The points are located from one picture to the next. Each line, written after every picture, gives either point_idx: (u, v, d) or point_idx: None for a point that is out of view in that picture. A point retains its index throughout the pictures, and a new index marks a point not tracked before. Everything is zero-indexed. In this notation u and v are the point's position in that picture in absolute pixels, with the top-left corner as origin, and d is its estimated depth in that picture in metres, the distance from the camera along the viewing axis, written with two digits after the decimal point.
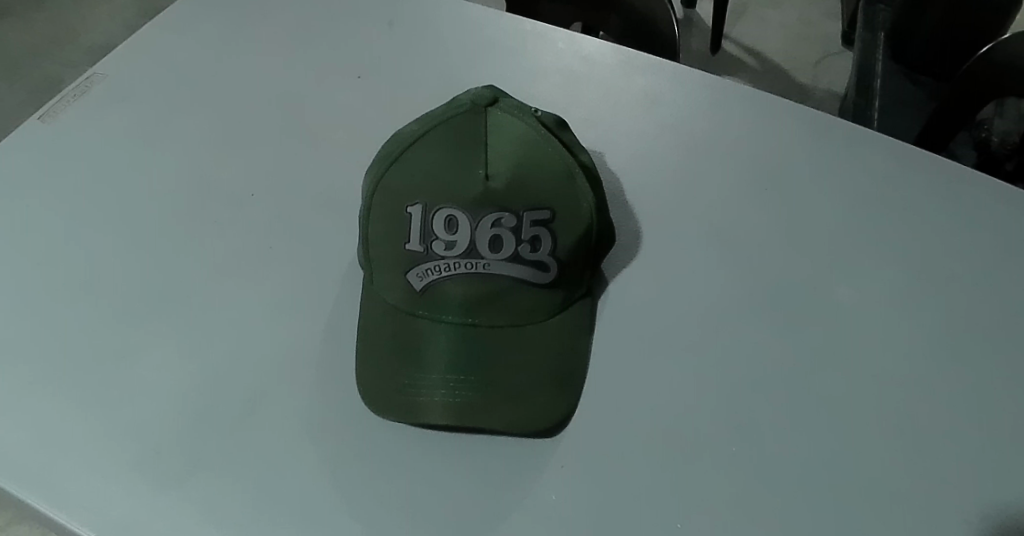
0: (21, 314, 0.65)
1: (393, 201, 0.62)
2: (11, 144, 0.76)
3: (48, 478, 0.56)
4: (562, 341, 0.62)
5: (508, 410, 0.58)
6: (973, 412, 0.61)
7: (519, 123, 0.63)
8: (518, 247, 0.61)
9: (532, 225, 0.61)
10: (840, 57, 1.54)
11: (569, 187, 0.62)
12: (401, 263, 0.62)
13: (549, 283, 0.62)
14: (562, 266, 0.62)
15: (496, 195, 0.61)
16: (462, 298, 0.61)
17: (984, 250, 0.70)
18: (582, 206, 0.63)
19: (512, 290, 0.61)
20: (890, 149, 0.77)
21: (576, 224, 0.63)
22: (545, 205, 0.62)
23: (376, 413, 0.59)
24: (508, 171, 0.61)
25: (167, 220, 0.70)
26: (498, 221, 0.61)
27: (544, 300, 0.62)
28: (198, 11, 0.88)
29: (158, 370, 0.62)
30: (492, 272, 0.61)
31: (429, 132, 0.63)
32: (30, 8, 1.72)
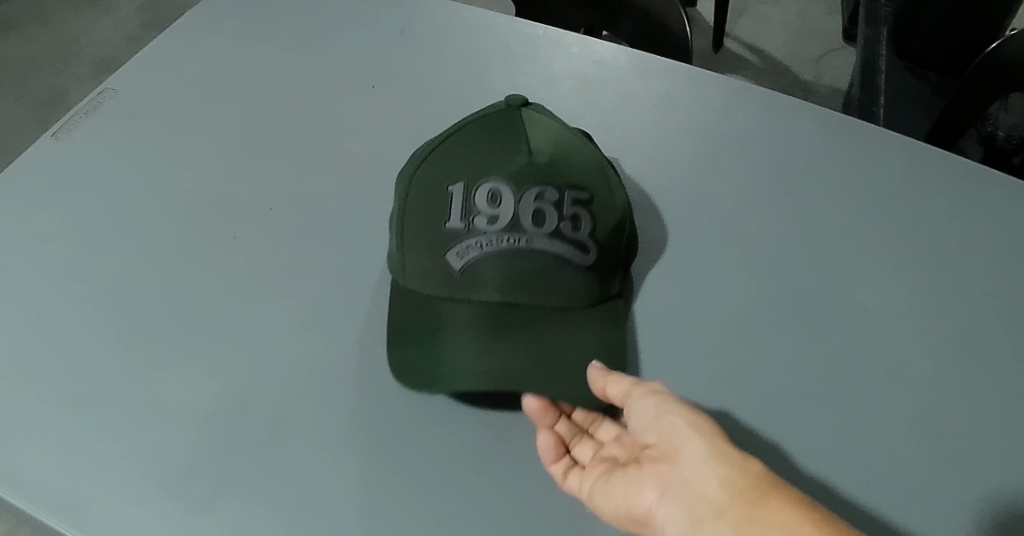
0: (42, 333, 0.64)
1: (431, 183, 0.64)
2: (26, 163, 0.76)
3: (79, 503, 0.56)
4: (602, 329, 0.62)
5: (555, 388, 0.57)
6: (1007, 412, 0.61)
7: (554, 122, 0.67)
8: (560, 224, 0.61)
9: (572, 204, 0.63)
10: (841, 53, 1.54)
11: (603, 176, 0.66)
12: (440, 240, 0.62)
13: (590, 266, 0.62)
14: (601, 251, 0.63)
15: (537, 173, 0.63)
16: (503, 273, 0.60)
17: (1005, 247, 0.70)
18: (615, 198, 0.66)
19: (554, 267, 0.61)
20: (907, 149, 0.77)
21: (612, 213, 0.65)
22: (583, 188, 0.64)
23: (415, 386, 0.58)
24: (548, 154, 0.65)
25: (186, 237, 0.70)
26: (540, 195, 0.62)
27: (586, 282, 0.62)
28: (206, 24, 0.87)
29: (183, 389, 0.61)
30: (535, 248, 0.60)
31: (468, 128, 0.67)
32: (31, 20, 1.72)
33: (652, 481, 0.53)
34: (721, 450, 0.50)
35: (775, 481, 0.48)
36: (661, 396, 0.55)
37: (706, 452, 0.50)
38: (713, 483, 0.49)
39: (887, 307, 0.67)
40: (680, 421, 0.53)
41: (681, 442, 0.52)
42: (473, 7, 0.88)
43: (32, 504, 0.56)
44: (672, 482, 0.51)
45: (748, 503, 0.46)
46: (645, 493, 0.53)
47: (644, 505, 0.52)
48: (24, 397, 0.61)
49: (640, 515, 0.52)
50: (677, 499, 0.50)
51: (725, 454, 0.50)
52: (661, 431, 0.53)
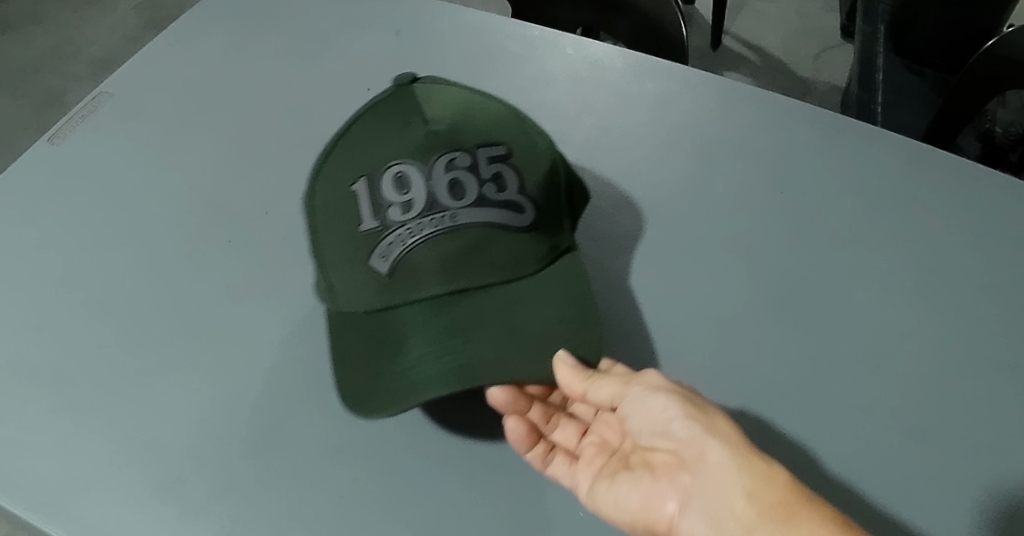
0: (39, 340, 0.65)
1: (338, 190, 0.61)
2: (22, 168, 0.76)
3: (74, 508, 0.56)
4: (551, 291, 0.59)
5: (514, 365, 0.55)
6: (1002, 414, 0.61)
7: (454, 88, 0.64)
8: (481, 188, 0.58)
9: (488, 162, 0.59)
10: (840, 49, 1.54)
11: (518, 127, 0.63)
12: (360, 247, 0.58)
13: (526, 223, 0.59)
14: (535, 204, 0.60)
15: (445, 138, 0.60)
16: (440, 258, 0.57)
17: (1000, 246, 0.70)
18: (537, 144, 0.63)
19: (488, 235, 0.58)
20: (902, 149, 0.77)
21: (537, 162, 0.62)
22: (497, 142, 0.61)
23: (378, 414, 0.56)
24: (448, 116, 0.61)
25: (182, 241, 0.70)
26: (451, 162, 0.59)
27: (525, 244, 0.59)
28: (202, 26, 0.87)
29: (178, 394, 0.61)
30: (462, 222, 0.57)
31: (360, 115, 0.63)
32: (29, 22, 1.72)
33: (672, 491, 0.53)
34: (747, 461, 0.50)
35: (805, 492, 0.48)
36: (673, 397, 0.54)
37: (733, 460, 0.50)
38: (741, 496, 0.49)
39: (882, 308, 0.67)
40: (700, 427, 0.52)
41: (703, 450, 0.52)
42: (468, 9, 0.88)
43: (28, 510, 0.56)
44: (694, 493, 0.52)
45: (782, 518, 0.47)
46: (666, 505, 0.53)
47: (666, 516, 0.53)
48: (20, 403, 0.61)
49: (656, 524, 0.53)
50: (701, 512, 0.51)
51: (754, 464, 0.50)
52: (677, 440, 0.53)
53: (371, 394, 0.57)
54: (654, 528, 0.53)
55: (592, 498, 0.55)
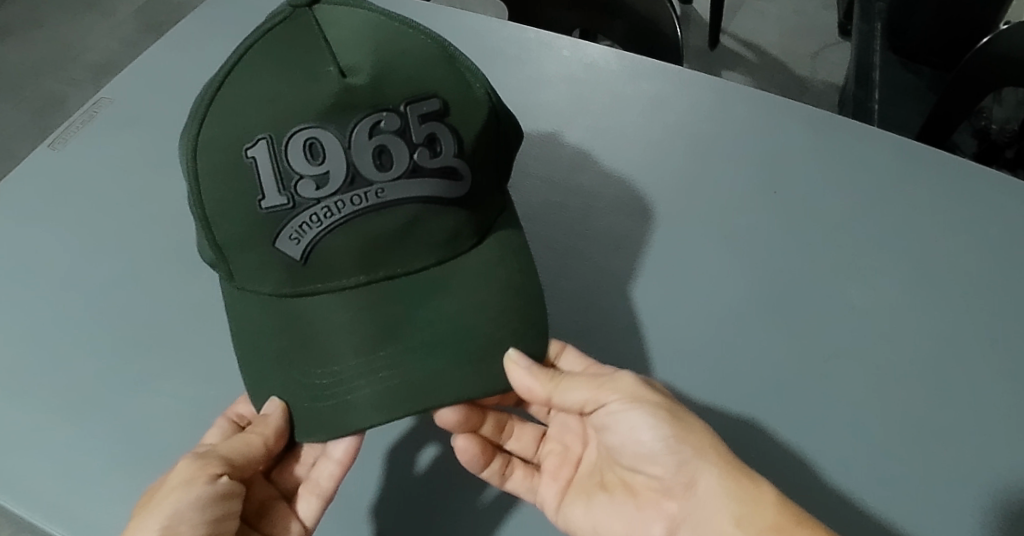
0: (42, 342, 0.66)
1: (226, 150, 0.49)
2: (24, 173, 0.77)
3: (75, 508, 0.57)
4: (489, 275, 0.53)
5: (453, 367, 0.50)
6: (992, 410, 0.61)
7: (364, 8, 0.53)
8: (414, 156, 0.50)
9: (421, 122, 0.50)
10: (838, 48, 1.54)
11: (450, 69, 0.52)
12: (265, 226, 0.50)
13: (464, 195, 0.52)
14: (473, 170, 0.53)
15: (367, 89, 0.49)
16: (368, 245, 0.50)
17: (992, 244, 0.71)
18: (475, 90, 0.53)
19: (422, 214, 0.50)
20: (896, 148, 0.77)
21: (476, 115, 0.53)
22: (429, 94, 0.50)
23: (307, 439, 0.50)
24: (367, 60, 0.50)
25: (182, 244, 0.71)
26: (377, 125, 0.49)
27: (461, 220, 0.52)
28: (201, 32, 0.88)
29: (177, 395, 0.62)
30: (390, 199, 0.49)
31: (244, 56, 0.50)
32: (29, 26, 1.73)
33: (659, 516, 0.55)
34: (737, 486, 0.50)
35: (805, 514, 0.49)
36: (654, 416, 0.53)
37: (722, 485, 0.50)
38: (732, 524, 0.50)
39: (874, 305, 0.67)
40: (684, 454, 0.52)
41: (690, 478, 0.52)
42: (465, 11, 0.89)
43: (30, 509, 0.57)
44: (682, 520, 0.53)
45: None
46: (652, 527, 0.55)
47: None
48: (22, 405, 0.62)
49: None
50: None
51: (743, 489, 0.50)
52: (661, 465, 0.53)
53: (290, 405, 0.51)
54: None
55: (562, 518, 0.57)
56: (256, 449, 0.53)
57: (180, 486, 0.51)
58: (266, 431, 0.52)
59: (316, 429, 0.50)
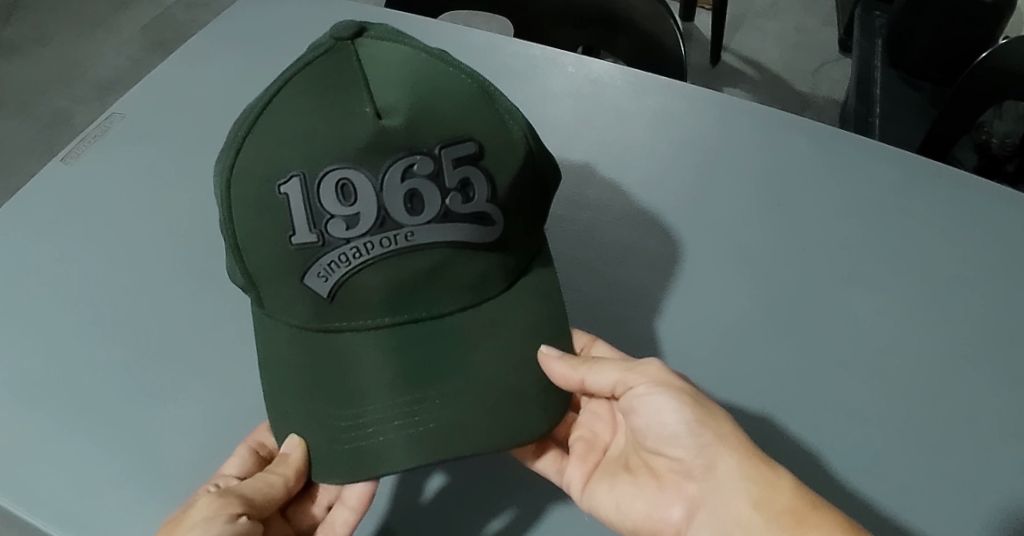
0: (55, 353, 0.66)
1: (263, 185, 0.51)
2: (38, 187, 0.78)
3: (85, 516, 0.57)
4: (518, 322, 0.55)
5: (481, 412, 0.52)
6: (998, 419, 0.62)
7: (410, 50, 0.54)
8: (445, 201, 0.51)
9: (454, 166, 0.51)
10: (838, 64, 1.56)
11: (490, 109, 0.53)
12: (295, 262, 0.52)
13: (495, 240, 0.53)
14: (507, 213, 0.54)
15: (404, 133, 0.50)
16: (397, 287, 0.52)
17: (995, 254, 0.72)
18: (513, 131, 0.54)
19: (451, 259, 0.52)
20: (898, 162, 0.78)
21: (513, 159, 0.54)
22: (466, 137, 0.52)
23: (330, 480, 0.52)
24: (406, 101, 0.51)
25: (195, 257, 0.72)
26: (410, 168, 0.50)
27: (492, 267, 0.54)
28: (213, 50, 0.90)
29: (187, 405, 0.62)
30: (420, 243, 0.51)
31: (283, 89, 0.52)
32: (37, 44, 1.75)
33: (678, 499, 0.55)
34: (755, 470, 0.50)
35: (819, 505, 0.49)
36: (679, 398, 0.54)
37: (740, 467, 0.51)
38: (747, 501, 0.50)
39: (880, 316, 0.68)
40: (709, 432, 0.53)
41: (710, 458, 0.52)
42: (472, 29, 0.90)
43: (40, 518, 0.57)
44: (701, 501, 0.53)
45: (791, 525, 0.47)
46: (672, 510, 0.55)
47: (672, 524, 0.55)
48: (33, 414, 0.63)
49: (662, 528, 0.55)
50: (708, 522, 0.52)
51: (760, 472, 0.50)
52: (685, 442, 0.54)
53: (313, 443, 0.53)
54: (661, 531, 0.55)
55: (586, 498, 0.57)
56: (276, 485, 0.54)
57: (202, 520, 0.51)
58: (286, 471, 0.53)
59: (337, 469, 0.52)
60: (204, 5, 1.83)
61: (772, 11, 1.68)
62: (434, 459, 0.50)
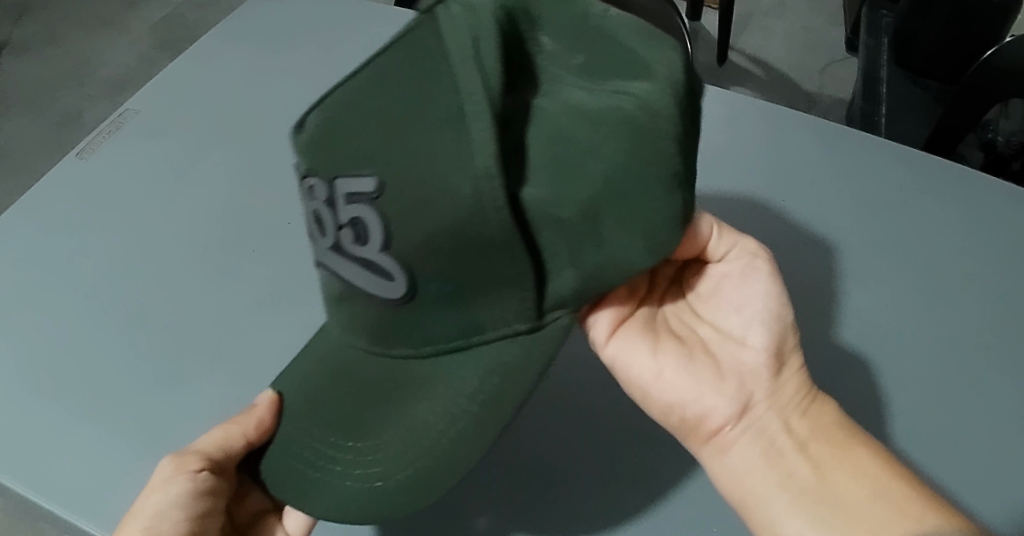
0: (70, 343, 0.67)
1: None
2: (53, 181, 0.80)
3: (98, 501, 0.58)
4: (438, 399, 0.45)
5: (330, 450, 0.48)
6: (998, 412, 0.61)
7: (428, 38, 0.39)
8: (339, 235, 0.44)
9: (345, 201, 0.42)
10: (844, 63, 1.56)
11: (409, 141, 0.38)
12: None
13: (403, 300, 0.43)
14: (408, 273, 0.41)
15: (314, 140, 0.43)
16: (328, 295, 0.49)
17: (998, 247, 0.72)
18: (446, 172, 0.38)
19: (361, 302, 0.46)
20: (900, 158, 0.79)
21: (425, 210, 0.39)
22: (366, 168, 0.40)
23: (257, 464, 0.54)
24: (329, 102, 0.42)
25: (207, 250, 0.73)
26: (313, 189, 0.44)
27: (407, 324, 0.45)
28: (224, 48, 0.91)
29: (197, 394, 0.63)
30: (329, 264, 0.46)
31: None
32: (48, 42, 1.77)
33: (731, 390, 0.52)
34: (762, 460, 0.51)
35: (850, 432, 0.52)
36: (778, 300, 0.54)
37: (802, 395, 0.53)
38: (794, 413, 0.52)
39: (883, 309, 0.68)
40: (782, 341, 0.53)
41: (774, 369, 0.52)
42: None
43: (54, 501, 0.58)
44: (757, 407, 0.52)
45: (837, 441, 0.51)
46: (721, 398, 0.51)
47: (716, 424, 0.51)
48: (48, 402, 0.64)
49: (700, 421, 0.51)
50: (756, 429, 0.51)
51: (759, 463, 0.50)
52: (760, 350, 0.52)
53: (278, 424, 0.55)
54: (701, 422, 0.51)
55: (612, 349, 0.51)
56: (229, 441, 0.52)
57: (160, 481, 0.53)
58: (247, 423, 0.51)
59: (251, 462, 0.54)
60: (213, 3, 1.85)
61: (778, 10, 1.69)
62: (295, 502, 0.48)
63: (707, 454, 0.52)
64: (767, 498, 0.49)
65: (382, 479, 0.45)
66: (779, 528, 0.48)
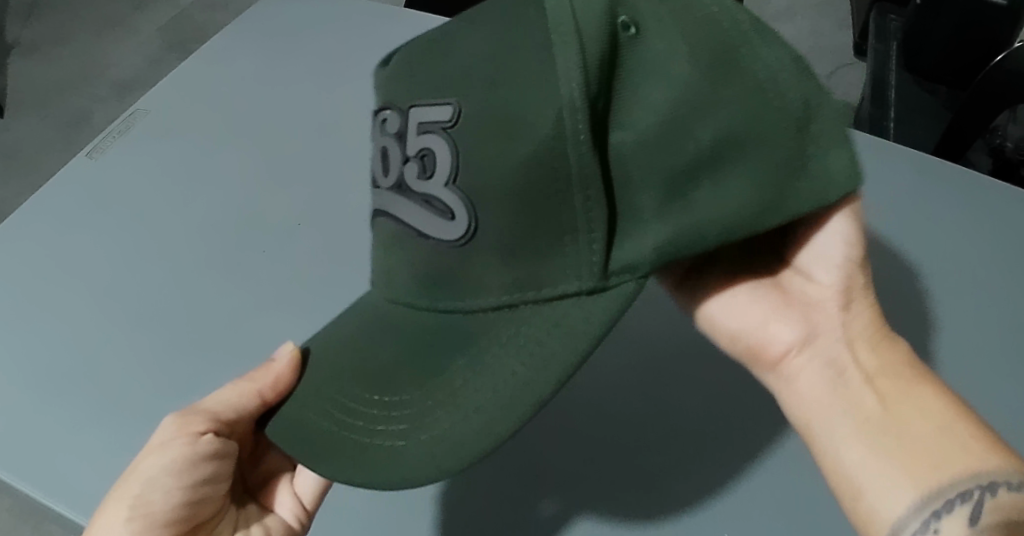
0: (80, 342, 0.68)
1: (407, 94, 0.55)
2: (64, 180, 0.80)
3: (108, 500, 0.58)
4: (479, 361, 0.44)
5: (359, 408, 0.47)
6: (1014, 415, 0.60)
7: None
8: (403, 170, 0.46)
9: (419, 133, 0.44)
10: (853, 68, 1.56)
11: (492, 72, 0.41)
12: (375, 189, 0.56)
13: (456, 239, 0.43)
14: (470, 210, 0.42)
15: (409, 78, 0.46)
16: (381, 242, 0.50)
17: (1011, 248, 0.71)
18: (529, 107, 0.40)
19: (414, 243, 0.46)
20: (912, 160, 0.79)
21: (500, 137, 0.40)
22: (448, 99, 0.43)
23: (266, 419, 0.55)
24: (418, 50, 0.47)
25: (217, 250, 0.73)
26: (387, 125, 0.48)
27: (461, 271, 0.44)
28: (234, 49, 0.92)
29: (208, 394, 0.63)
30: (387, 204, 0.48)
31: None
32: (57, 42, 1.78)
33: (791, 320, 0.51)
34: None
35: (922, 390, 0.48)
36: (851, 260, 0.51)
37: (874, 336, 0.50)
38: (864, 342, 0.50)
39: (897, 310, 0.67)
40: (854, 279, 0.51)
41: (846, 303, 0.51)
42: None
43: (63, 500, 0.58)
44: (820, 333, 0.50)
45: (906, 377, 0.47)
46: (780, 325, 0.51)
47: (777, 347, 0.51)
48: (58, 401, 0.64)
49: (763, 345, 0.51)
50: (817, 358, 0.50)
51: None
52: (828, 285, 0.50)
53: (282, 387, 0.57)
54: (764, 345, 0.51)
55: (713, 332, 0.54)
56: (241, 399, 0.53)
57: (158, 444, 0.52)
58: (262, 380, 0.52)
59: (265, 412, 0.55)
60: (223, 4, 1.85)
61: (786, 14, 1.68)
62: (301, 455, 0.47)
63: (771, 380, 0.52)
64: (829, 430, 0.47)
65: (406, 441, 0.45)
66: (836, 456, 0.46)
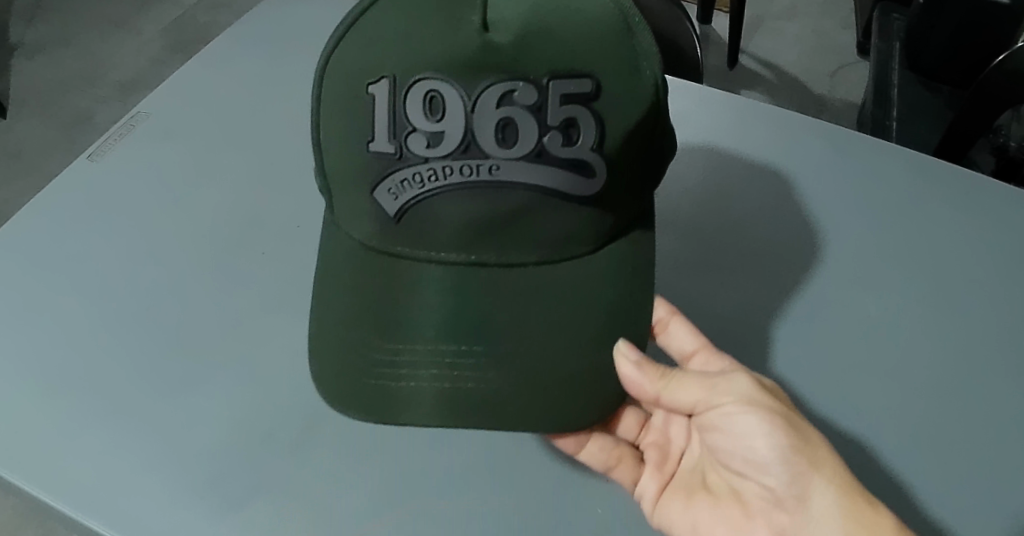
0: (82, 342, 0.68)
1: (351, 85, 0.50)
2: (65, 182, 0.80)
3: (109, 500, 0.58)
4: (598, 295, 0.52)
5: (490, 367, 0.51)
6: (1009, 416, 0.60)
7: None
8: (542, 139, 0.48)
9: (561, 101, 0.48)
10: (857, 67, 1.55)
11: (621, 47, 0.49)
12: (370, 172, 0.50)
13: (595, 195, 0.50)
14: (613, 165, 0.50)
15: (482, 61, 0.47)
16: (464, 215, 0.49)
17: (1007, 251, 0.72)
18: (646, 76, 0.50)
19: (541, 206, 0.49)
20: (911, 162, 0.79)
21: (634, 104, 0.50)
22: (586, 72, 0.48)
23: (364, 420, 0.52)
24: (516, 24, 0.48)
25: (219, 251, 0.73)
26: (508, 94, 0.47)
27: (582, 223, 0.51)
28: (234, 51, 0.92)
29: (209, 396, 0.63)
30: (500, 178, 0.48)
31: None
32: (59, 42, 1.79)
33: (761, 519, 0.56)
34: None
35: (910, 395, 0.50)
36: (772, 421, 0.53)
37: (840, 504, 0.51)
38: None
39: (894, 312, 0.67)
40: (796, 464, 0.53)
41: (713, 383, 0.55)
42: None
43: (64, 499, 0.59)
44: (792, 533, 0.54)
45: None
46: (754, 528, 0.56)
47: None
48: (60, 401, 0.64)
49: None
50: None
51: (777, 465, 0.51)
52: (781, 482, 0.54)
53: (352, 378, 0.53)
54: None
55: (660, 510, 0.59)
56: None
57: None
58: None
59: (369, 410, 0.52)
60: (225, 6, 1.86)
61: (789, 14, 1.68)
62: (451, 423, 0.51)
63: None
64: None
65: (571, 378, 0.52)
66: None
